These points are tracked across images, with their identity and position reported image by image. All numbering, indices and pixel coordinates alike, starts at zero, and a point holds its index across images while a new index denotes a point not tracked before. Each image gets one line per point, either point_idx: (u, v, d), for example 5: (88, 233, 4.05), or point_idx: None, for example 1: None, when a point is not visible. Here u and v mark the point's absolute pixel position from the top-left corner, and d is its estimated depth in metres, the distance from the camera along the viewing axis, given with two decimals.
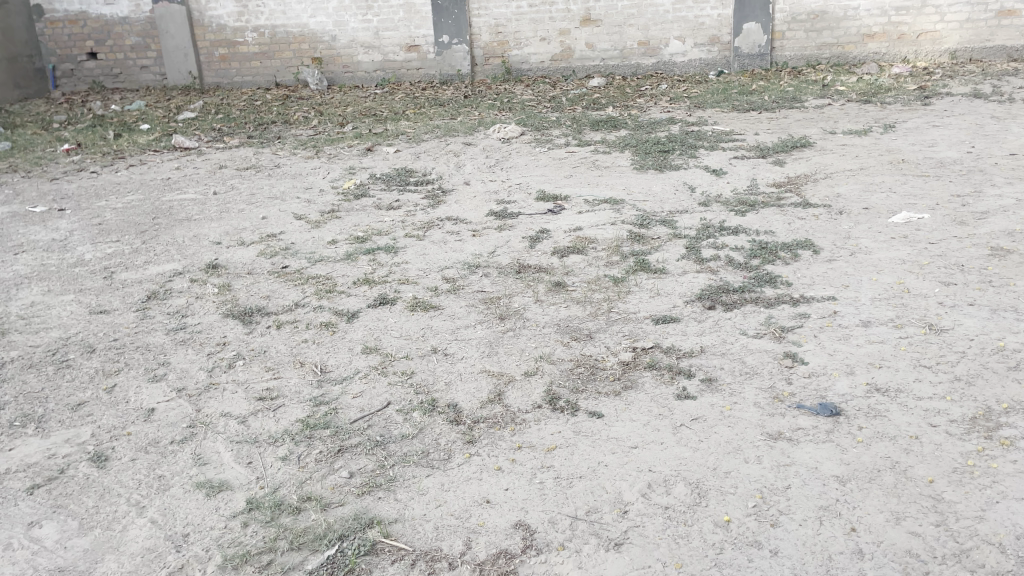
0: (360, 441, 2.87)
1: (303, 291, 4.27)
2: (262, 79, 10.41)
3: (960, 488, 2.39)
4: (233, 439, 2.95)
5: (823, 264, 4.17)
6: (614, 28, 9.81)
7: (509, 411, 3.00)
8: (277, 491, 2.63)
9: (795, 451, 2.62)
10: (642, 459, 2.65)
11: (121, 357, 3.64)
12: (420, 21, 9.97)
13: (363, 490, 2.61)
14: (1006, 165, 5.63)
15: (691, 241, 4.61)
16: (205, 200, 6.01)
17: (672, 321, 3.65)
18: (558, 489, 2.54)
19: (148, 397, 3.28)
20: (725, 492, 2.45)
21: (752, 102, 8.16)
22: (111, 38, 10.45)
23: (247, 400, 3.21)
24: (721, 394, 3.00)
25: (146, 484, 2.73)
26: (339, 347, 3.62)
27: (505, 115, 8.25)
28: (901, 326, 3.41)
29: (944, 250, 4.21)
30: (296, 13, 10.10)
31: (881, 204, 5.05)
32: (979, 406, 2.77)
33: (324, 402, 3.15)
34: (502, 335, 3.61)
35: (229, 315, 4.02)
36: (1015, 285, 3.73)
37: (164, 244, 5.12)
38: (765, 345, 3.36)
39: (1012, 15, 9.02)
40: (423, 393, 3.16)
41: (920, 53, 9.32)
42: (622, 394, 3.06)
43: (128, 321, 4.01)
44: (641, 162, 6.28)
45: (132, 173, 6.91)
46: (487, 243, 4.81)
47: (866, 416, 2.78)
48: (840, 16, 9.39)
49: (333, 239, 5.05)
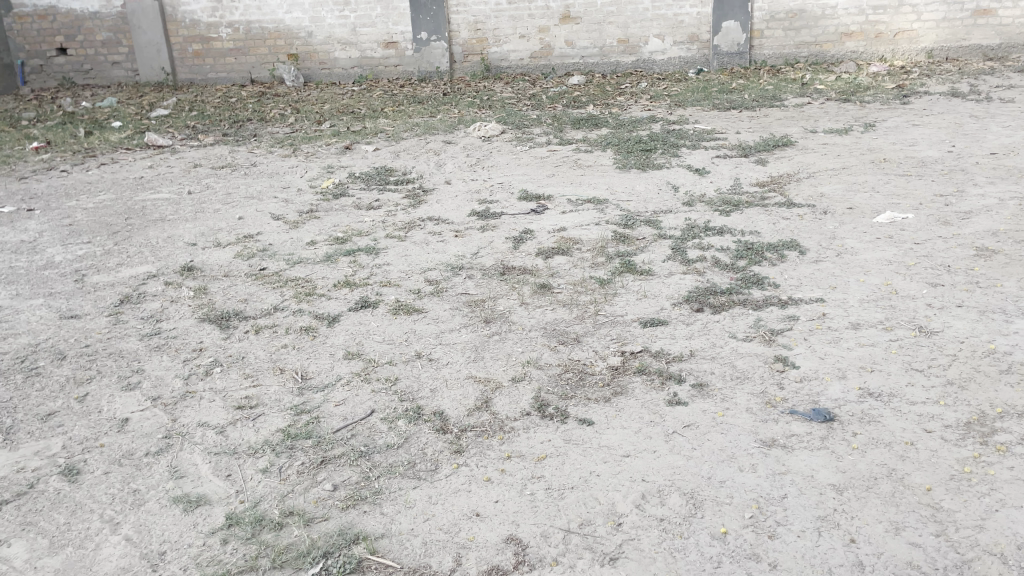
0: (344, 452, 2.78)
1: (281, 294, 4.16)
2: (237, 75, 10.24)
3: (958, 496, 2.35)
4: (211, 450, 2.85)
5: (809, 265, 4.13)
6: (594, 26, 9.75)
7: (497, 419, 2.92)
8: (258, 505, 2.54)
9: (790, 458, 2.58)
10: (635, 468, 2.59)
11: (93, 364, 3.52)
12: (398, 16, 9.85)
13: (347, 503, 2.52)
14: (987, 165, 5.64)
15: (676, 242, 4.56)
16: (180, 200, 5.87)
17: (660, 324, 3.59)
18: (550, 500, 2.47)
19: (121, 407, 3.16)
20: (720, 502, 2.40)
21: (732, 100, 8.14)
22: (81, 33, 10.22)
23: (225, 409, 3.10)
24: (713, 400, 2.95)
25: (120, 499, 2.62)
26: (320, 352, 3.52)
27: (485, 113, 8.16)
28: (890, 329, 3.38)
29: (929, 251, 4.19)
30: (271, 9, 9.93)
31: (865, 203, 5.03)
32: (973, 411, 2.74)
33: (305, 411, 3.05)
34: (487, 339, 3.53)
35: (206, 319, 3.90)
36: (1002, 286, 3.72)
37: (137, 245, 4.98)
38: (755, 348, 3.31)
39: (988, 14, 9.06)
40: (407, 401, 3.08)
41: (897, 52, 9.36)
42: (612, 400, 3.00)
43: (100, 326, 3.88)
44: (624, 161, 6.23)
45: (103, 171, 6.74)
46: (470, 244, 4.72)
47: (859, 422, 2.74)
48: (818, 14, 9.40)
49: (312, 240, 4.94)
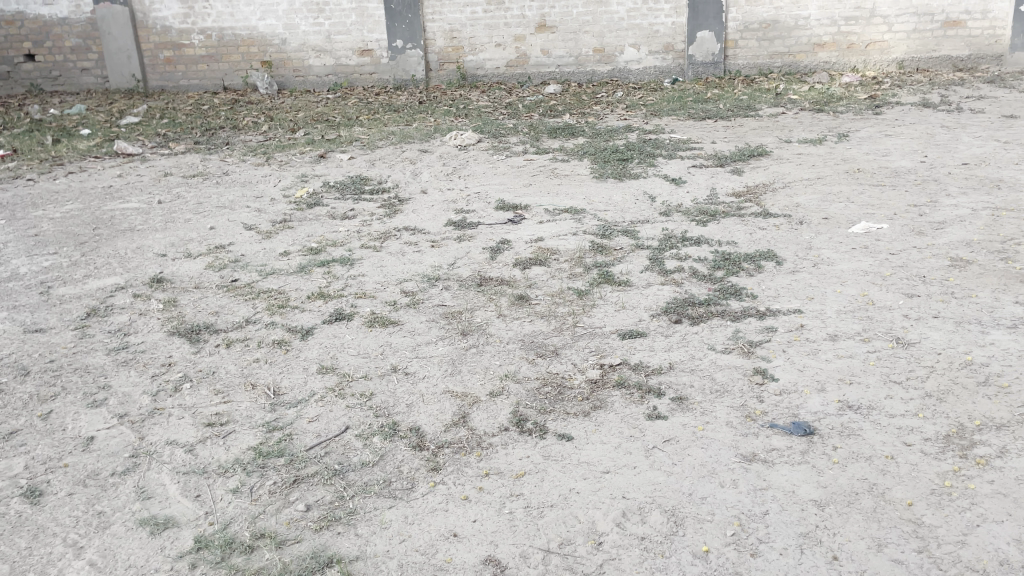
0: (317, 471, 2.71)
1: (254, 307, 4.08)
2: (210, 82, 10.11)
3: (939, 511, 2.34)
4: (180, 469, 2.77)
5: (787, 275, 4.13)
6: (569, 35, 9.76)
7: (475, 435, 2.87)
8: (227, 528, 2.46)
9: (771, 473, 2.55)
10: (614, 485, 2.55)
11: (58, 380, 3.41)
12: (373, 24, 9.79)
13: (320, 524, 2.45)
14: (960, 175, 5.70)
15: (654, 252, 4.54)
16: (149, 210, 5.76)
17: (639, 336, 3.55)
18: (529, 519, 2.42)
19: (87, 424, 3.07)
20: (702, 519, 2.36)
21: (707, 110, 8.17)
22: (49, 39, 10.05)
23: (195, 427, 3.02)
24: (693, 414, 2.92)
25: (85, 521, 2.54)
26: (293, 366, 3.45)
27: (461, 121, 8.12)
28: (868, 340, 3.37)
29: (905, 261, 4.21)
30: (244, 15, 9.84)
31: (840, 213, 5.05)
32: (952, 424, 2.74)
33: (277, 428, 2.98)
34: (464, 353, 3.48)
35: (175, 333, 3.81)
36: (977, 296, 3.73)
37: (104, 256, 4.86)
38: (734, 360, 3.29)
39: (957, 26, 9.19)
40: (383, 416, 3.02)
41: (869, 63, 9.46)
42: (591, 415, 2.96)
43: (65, 340, 3.78)
44: (600, 171, 6.21)
45: (71, 180, 6.61)
46: (447, 255, 4.67)
47: (840, 435, 2.72)
48: (791, 25, 9.48)
49: (285, 251, 4.85)
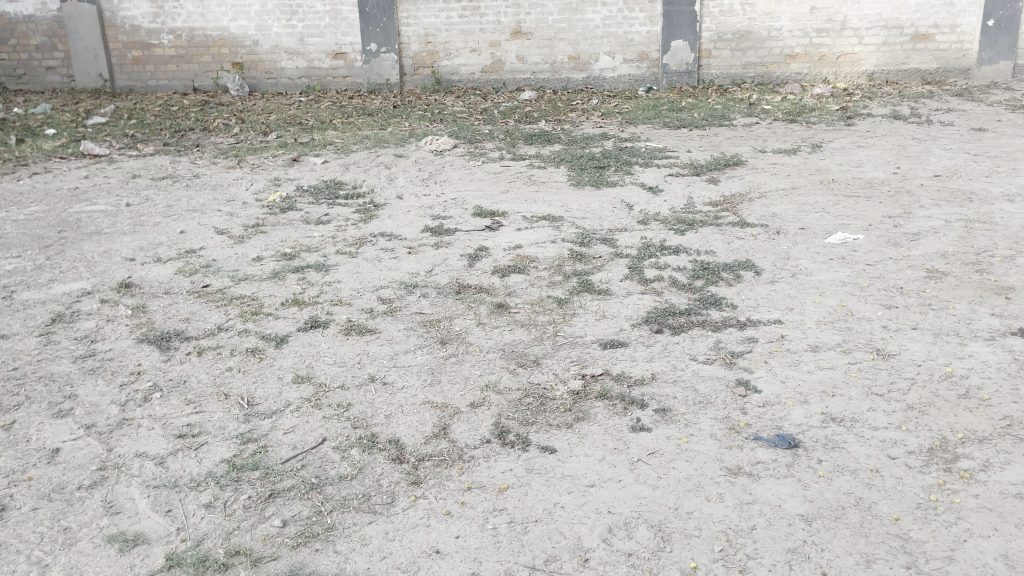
0: (293, 484, 2.63)
1: (225, 313, 3.98)
2: (179, 83, 9.92)
3: (926, 525, 2.33)
4: (150, 483, 2.67)
5: (766, 285, 4.12)
6: (545, 41, 9.74)
7: (456, 447, 2.81)
8: (200, 544, 2.38)
9: (757, 487, 2.53)
10: (599, 499, 2.51)
11: (22, 389, 3.29)
12: (347, 28, 9.70)
13: (298, 541, 2.38)
14: (932, 187, 5.76)
15: (633, 261, 4.51)
16: (117, 212, 5.62)
17: (620, 346, 3.52)
18: (513, 535, 2.37)
19: (52, 435, 2.96)
20: (689, 535, 2.33)
21: (682, 119, 8.20)
22: (14, 37, 9.84)
23: (166, 438, 2.92)
24: (677, 425, 2.88)
25: (50, 538, 2.43)
26: (267, 375, 3.36)
27: (436, 126, 8.07)
28: (848, 351, 3.37)
29: (881, 272, 4.23)
30: (215, 16, 9.70)
31: (816, 224, 5.07)
32: (935, 437, 2.74)
33: (252, 440, 2.89)
34: (444, 362, 3.42)
35: (145, 340, 3.70)
36: (954, 308, 3.76)
37: (71, 260, 4.72)
38: (717, 371, 3.26)
39: (926, 39, 9.33)
40: (360, 428, 2.94)
41: (840, 75, 9.58)
42: (574, 426, 2.91)
43: (29, 347, 3.65)
44: (578, 178, 6.19)
45: (36, 181, 6.43)
46: (424, 262, 4.60)
47: (824, 448, 2.71)
48: (764, 36, 9.55)
49: (258, 256, 4.75)
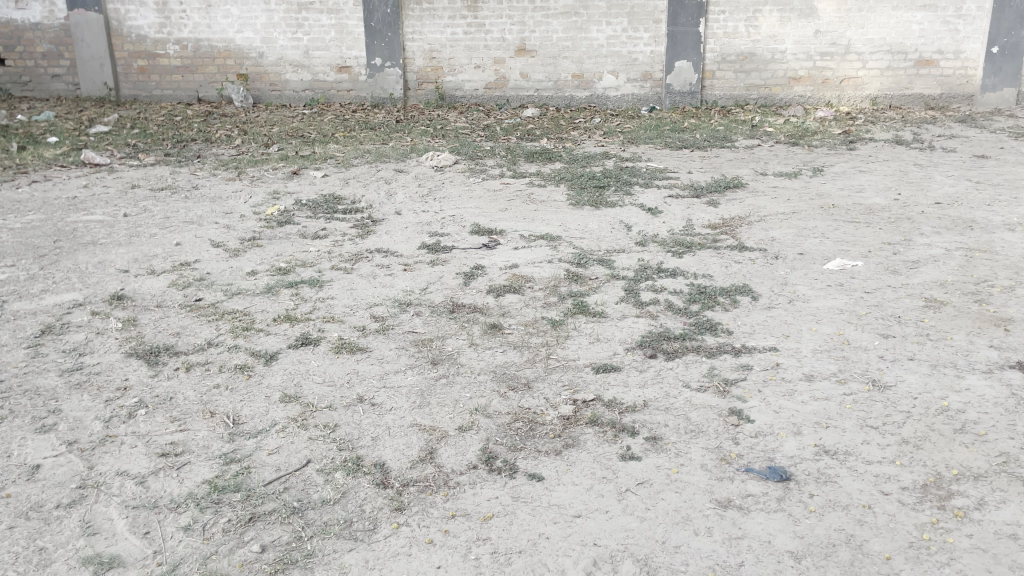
0: (275, 508, 2.59)
1: (217, 328, 3.94)
2: (183, 93, 9.94)
3: (918, 566, 2.28)
4: (129, 503, 2.63)
5: (762, 311, 4.08)
6: (549, 59, 9.75)
7: (442, 472, 2.76)
8: (176, 569, 2.33)
9: (746, 522, 2.48)
10: (585, 531, 2.46)
11: (5, 403, 3.25)
12: (352, 42, 9.73)
13: (275, 568, 2.33)
14: (934, 214, 5.72)
15: (629, 283, 4.48)
16: (113, 222, 5.60)
17: (613, 370, 3.48)
18: (496, 567, 2.32)
19: (33, 451, 2.91)
20: (676, 571, 2.28)
21: (684, 139, 8.19)
22: (21, 44, 9.88)
23: (148, 457, 2.88)
24: (667, 455, 2.84)
25: (24, 558, 2.38)
26: (255, 394, 3.31)
27: (438, 141, 8.05)
28: (844, 382, 3.33)
29: (879, 300, 4.19)
30: (221, 27, 9.73)
31: (815, 249, 5.03)
32: (930, 473, 2.69)
33: (235, 460, 2.85)
34: (434, 383, 3.37)
35: (133, 354, 3.66)
36: (952, 339, 3.71)
37: (65, 270, 4.70)
38: (710, 399, 3.21)
39: (930, 65, 9.34)
40: (346, 450, 2.90)
41: (843, 98, 9.57)
42: (563, 453, 2.87)
43: (15, 360, 3.61)
44: (577, 197, 6.16)
45: (34, 189, 6.42)
46: (419, 279, 4.57)
47: (816, 482, 2.66)
48: (768, 58, 9.55)
49: (252, 270, 4.72)
